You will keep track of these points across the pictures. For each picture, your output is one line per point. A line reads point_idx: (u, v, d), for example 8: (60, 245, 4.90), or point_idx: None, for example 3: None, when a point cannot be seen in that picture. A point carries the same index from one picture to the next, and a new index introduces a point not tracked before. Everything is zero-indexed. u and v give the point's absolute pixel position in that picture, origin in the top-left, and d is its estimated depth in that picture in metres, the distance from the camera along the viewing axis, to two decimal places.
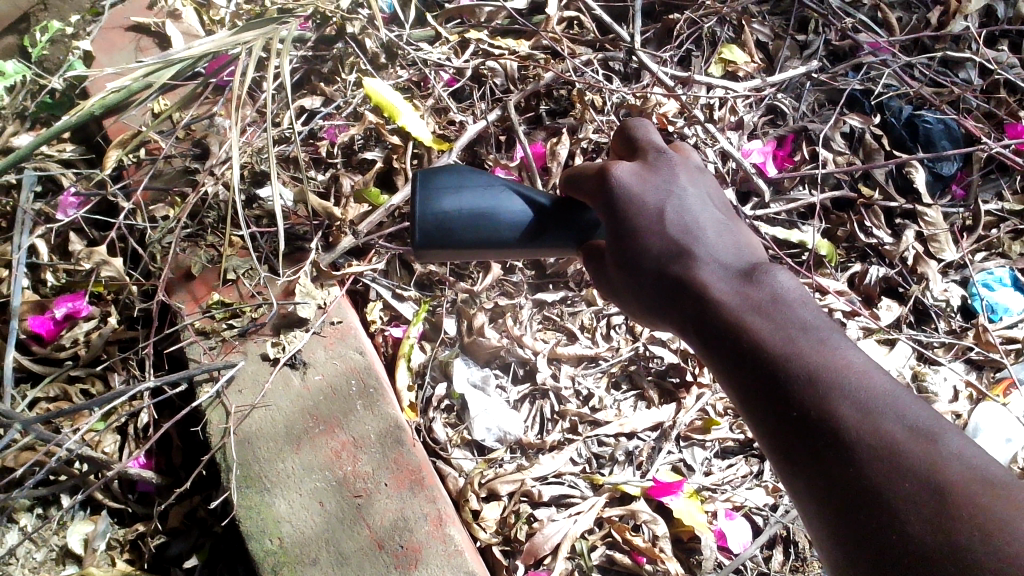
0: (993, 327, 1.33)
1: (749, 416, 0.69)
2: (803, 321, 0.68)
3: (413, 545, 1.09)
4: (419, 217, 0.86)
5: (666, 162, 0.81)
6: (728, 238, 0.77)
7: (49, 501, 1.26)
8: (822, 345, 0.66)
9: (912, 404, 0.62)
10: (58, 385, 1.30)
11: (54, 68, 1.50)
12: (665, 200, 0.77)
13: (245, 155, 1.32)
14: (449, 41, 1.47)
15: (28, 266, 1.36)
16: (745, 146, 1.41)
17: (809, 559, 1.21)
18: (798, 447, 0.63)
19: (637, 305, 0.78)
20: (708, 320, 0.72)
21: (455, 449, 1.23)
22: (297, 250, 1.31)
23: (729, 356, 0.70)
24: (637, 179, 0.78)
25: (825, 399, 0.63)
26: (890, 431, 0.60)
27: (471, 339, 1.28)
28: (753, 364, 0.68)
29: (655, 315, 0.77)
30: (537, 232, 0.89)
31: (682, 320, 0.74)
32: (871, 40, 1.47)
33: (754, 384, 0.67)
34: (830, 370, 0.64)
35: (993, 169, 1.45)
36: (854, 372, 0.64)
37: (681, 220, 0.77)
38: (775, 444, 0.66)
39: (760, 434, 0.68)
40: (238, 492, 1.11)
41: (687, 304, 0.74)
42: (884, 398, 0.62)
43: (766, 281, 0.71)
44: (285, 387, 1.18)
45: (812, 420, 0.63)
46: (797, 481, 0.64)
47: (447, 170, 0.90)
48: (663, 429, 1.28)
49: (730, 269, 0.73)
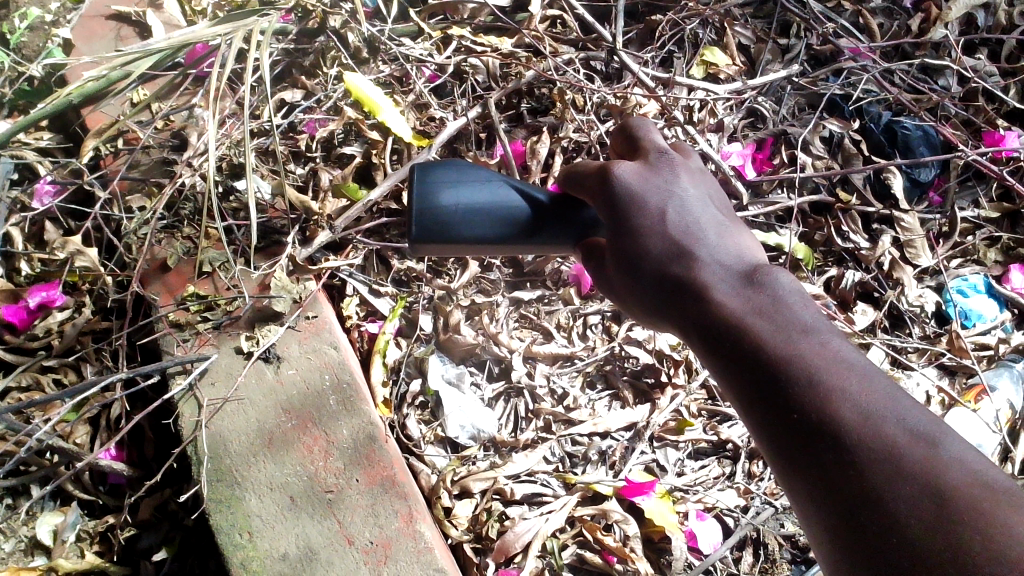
0: (966, 333, 1.35)
1: (746, 415, 0.70)
2: (805, 323, 0.69)
3: (384, 541, 1.09)
4: (417, 212, 0.87)
5: (667, 161, 0.81)
6: (728, 239, 0.78)
7: (19, 491, 1.24)
8: (823, 347, 0.67)
9: (912, 407, 0.63)
10: (31, 374, 1.29)
11: (32, 56, 1.45)
12: (666, 200, 0.78)
13: (223, 147, 1.32)
14: (431, 37, 1.47)
15: (2, 254, 1.34)
16: (724, 148, 1.41)
17: (778, 561, 1.22)
18: (796, 448, 0.64)
19: (635, 304, 0.78)
20: (708, 321, 0.72)
21: (428, 446, 1.23)
22: (273, 244, 1.31)
23: (728, 358, 0.70)
24: (639, 178, 0.79)
25: (827, 402, 0.63)
26: (891, 435, 0.60)
27: (448, 336, 1.27)
28: (754, 367, 0.68)
29: (654, 315, 0.77)
30: (533, 229, 0.89)
31: (682, 320, 0.75)
32: (852, 45, 1.48)
33: (755, 385, 0.68)
34: (832, 373, 0.65)
35: (970, 176, 1.46)
36: (855, 376, 0.65)
37: (682, 221, 0.77)
38: (774, 444, 0.66)
39: (758, 434, 0.68)
40: (209, 486, 1.10)
41: (688, 305, 0.74)
42: (885, 401, 0.63)
43: (767, 285, 0.72)
44: (258, 380, 1.17)
45: (812, 422, 0.63)
46: (793, 480, 0.65)
47: (446, 163, 0.91)
48: (637, 429, 1.28)
49: (731, 271, 0.74)
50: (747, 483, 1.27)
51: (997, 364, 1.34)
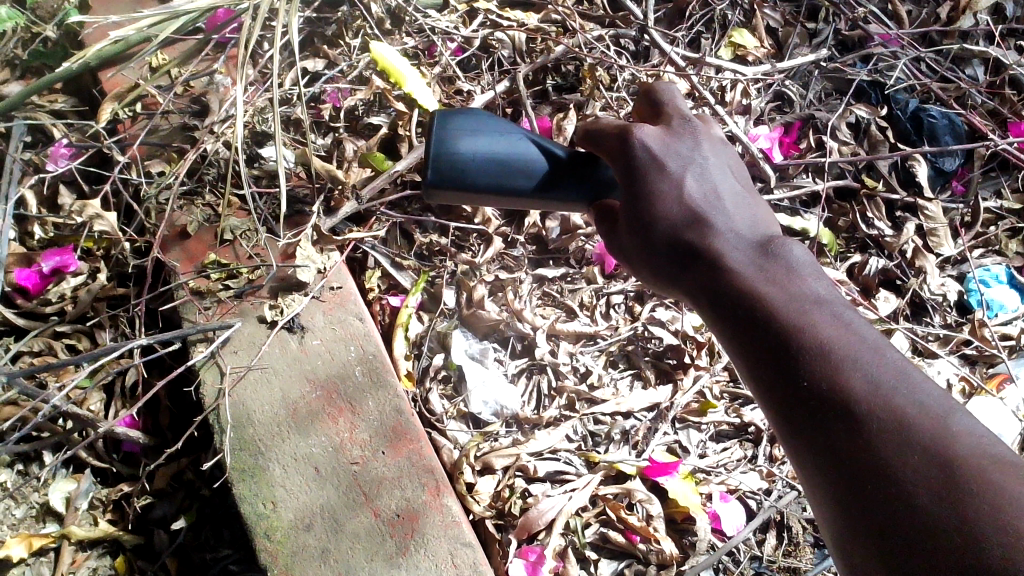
0: (990, 322, 1.35)
1: (754, 383, 0.70)
2: (818, 294, 0.69)
3: (411, 514, 1.08)
4: (433, 155, 0.83)
5: (690, 129, 0.80)
6: (745, 208, 0.77)
7: (30, 457, 1.22)
8: (836, 319, 0.67)
9: (926, 381, 0.62)
10: (43, 339, 1.26)
11: (47, 17, 1.41)
12: (685, 167, 0.76)
13: (248, 114, 1.29)
14: (457, 10, 1.46)
15: (15, 217, 1.31)
16: (752, 131, 1.39)
17: (802, 544, 1.23)
18: (805, 415, 0.64)
19: (647, 271, 0.78)
20: (723, 289, 0.71)
21: (450, 421, 1.22)
22: (296, 213, 1.28)
23: (741, 322, 0.70)
24: (660, 142, 0.77)
25: (839, 374, 0.63)
26: (902, 405, 0.60)
27: (471, 311, 1.26)
28: (766, 335, 0.68)
29: (665, 282, 0.77)
30: (549, 183, 0.87)
31: (695, 287, 0.74)
32: (882, 31, 1.48)
33: (767, 353, 0.67)
34: (843, 345, 0.64)
35: (994, 167, 1.46)
36: (868, 347, 0.64)
37: (700, 190, 0.76)
38: (783, 411, 0.66)
39: (767, 401, 0.68)
40: (232, 454, 1.09)
41: (700, 272, 0.73)
42: (897, 372, 0.62)
43: (781, 256, 0.71)
44: (282, 351, 1.16)
45: (822, 391, 0.63)
46: (801, 448, 0.65)
47: (465, 110, 0.87)
48: (659, 410, 1.28)
49: (745, 240, 0.74)
50: (770, 466, 1.27)
51: (1020, 354, 1.35)
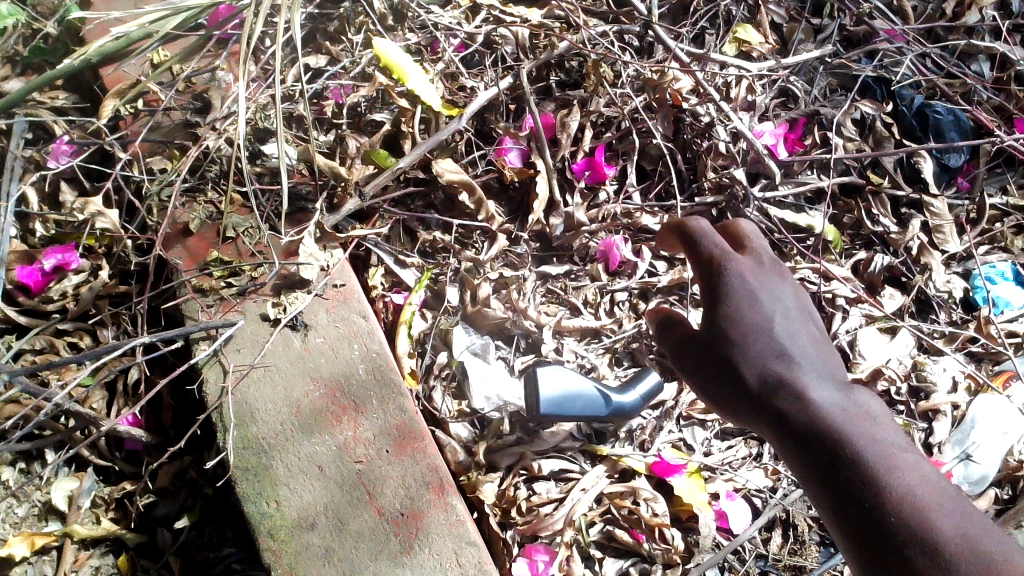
0: (995, 319, 1.35)
1: (826, 505, 0.82)
2: (893, 440, 0.83)
3: (415, 513, 1.08)
4: None
5: (780, 273, 0.94)
6: (821, 356, 0.92)
7: (32, 456, 1.21)
8: (912, 464, 0.80)
9: (981, 520, 0.77)
10: (45, 337, 1.26)
11: (48, 13, 1.40)
12: (775, 309, 0.91)
13: (250, 111, 1.29)
14: (460, 6, 1.45)
15: (16, 214, 1.29)
16: (757, 128, 1.39)
17: (807, 543, 1.22)
18: (879, 535, 0.77)
19: (726, 396, 0.93)
20: (812, 422, 0.84)
21: (454, 419, 1.21)
22: (299, 211, 1.28)
23: (825, 454, 0.83)
24: (758, 280, 0.91)
25: (922, 509, 0.76)
26: (971, 536, 0.74)
27: (475, 309, 1.26)
28: (842, 462, 0.81)
29: (742, 408, 0.92)
30: None
31: (774, 416, 0.88)
32: (887, 27, 1.46)
33: (847, 480, 0.80)
34: (922, 488, 0.78)
35: (999, 163, 1.46)
36: (935, 486, 0.79)
37: (787, 331, 0.90)
38: (847, 525, 0.80)
39: (833, 517, 0.82)
40: (235, 453, 1.09)
41: (783, 401, 0.87)
42: (955, 507, 0.77)
43: (858, 401, 0.87)
44: (285, 348, 1.15)
45: (904, 516, 0.76)
46: (863, 558, 0.78)
47: None
48: (665, 408, 1.27)
49: (826, 383, 0.88)
50: (775, 463, 1.27)
51: None
